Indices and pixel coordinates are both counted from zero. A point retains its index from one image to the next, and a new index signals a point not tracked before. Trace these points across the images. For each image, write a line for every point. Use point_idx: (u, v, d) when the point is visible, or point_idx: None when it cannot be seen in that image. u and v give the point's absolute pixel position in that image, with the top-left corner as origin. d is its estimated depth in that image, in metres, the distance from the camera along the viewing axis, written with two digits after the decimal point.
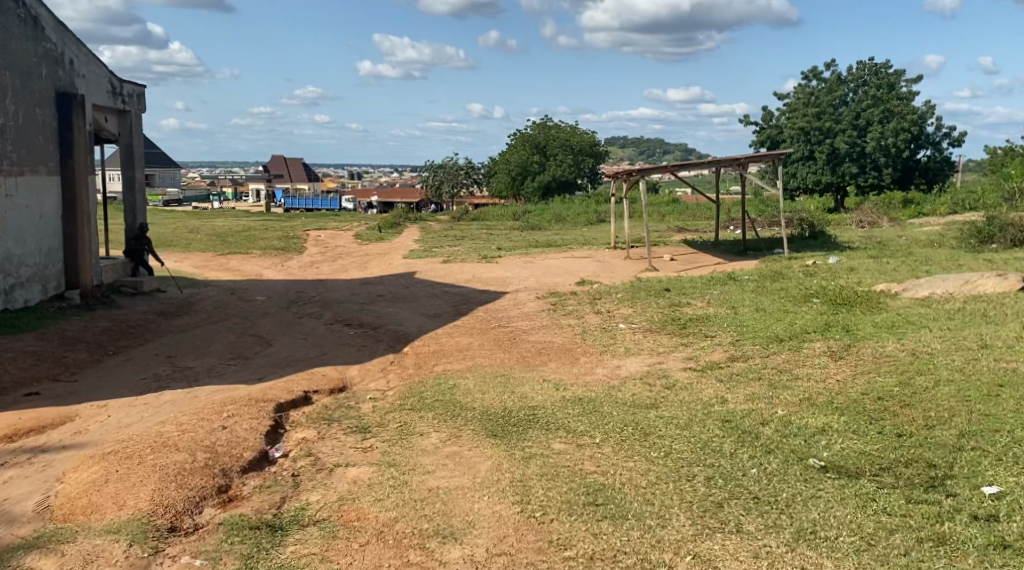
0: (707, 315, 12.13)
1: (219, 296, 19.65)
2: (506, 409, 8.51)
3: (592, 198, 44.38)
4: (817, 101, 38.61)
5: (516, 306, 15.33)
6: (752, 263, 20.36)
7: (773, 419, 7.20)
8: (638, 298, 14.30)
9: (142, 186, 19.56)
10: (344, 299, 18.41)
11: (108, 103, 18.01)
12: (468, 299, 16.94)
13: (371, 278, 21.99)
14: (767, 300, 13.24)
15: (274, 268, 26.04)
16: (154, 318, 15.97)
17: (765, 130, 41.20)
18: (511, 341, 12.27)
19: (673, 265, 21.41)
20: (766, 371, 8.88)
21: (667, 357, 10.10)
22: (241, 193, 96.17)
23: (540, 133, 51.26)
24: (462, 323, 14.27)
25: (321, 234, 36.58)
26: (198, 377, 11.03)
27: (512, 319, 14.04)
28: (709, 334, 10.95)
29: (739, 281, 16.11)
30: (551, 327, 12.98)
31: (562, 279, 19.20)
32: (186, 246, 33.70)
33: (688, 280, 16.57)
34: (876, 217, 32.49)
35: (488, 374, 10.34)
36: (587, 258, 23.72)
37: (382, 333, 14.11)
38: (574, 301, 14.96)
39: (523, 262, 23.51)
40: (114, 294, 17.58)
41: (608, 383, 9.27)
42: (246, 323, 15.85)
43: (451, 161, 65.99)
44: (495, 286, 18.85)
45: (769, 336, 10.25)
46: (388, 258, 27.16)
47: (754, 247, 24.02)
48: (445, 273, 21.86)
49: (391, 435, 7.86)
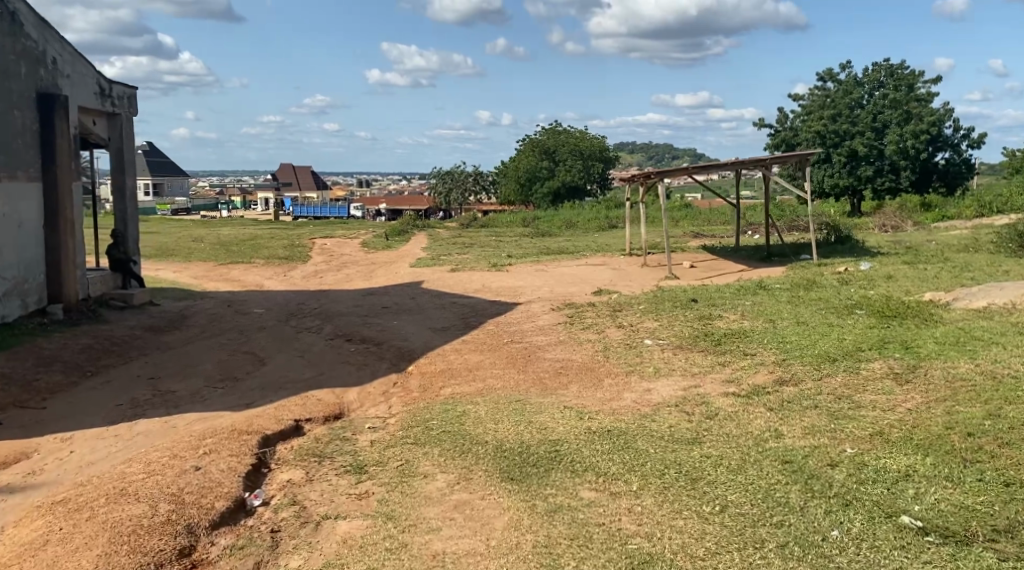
0: (743, 330, 11.01)
1: (216, 309, 18.57)
2: (524, 443, 7.37)
3: (603, 204, 43.23)
4: (833, 103, 37.52)
5: (530, 320, 14.19)
6: (780, 270, 19.17)
7: (842, 460, 6.07)
8: (663, 309, 13.15)
9: (134, 193, 18.55)
10: (347, 312, 17.31)
11: (96, 105, 16.96)
12: (478, 311, 15.81)
13: (376, 289, 20.91)
14: (807, 313, 12.07)
15: (276, 279, 24.97)
16: (143, 334, 14.90)
17: (781, 133, 40.10)
18: (526, 359, 11.15)
19: (695, 273, 20.25)
20: (822, 400, 7.72)
21: (704, 381, 8.95)
22: (249, 202, 95.42)
23: (550, 139, 50.12)
24: (473, 338, 13.14)
25: (327, 242, 35.59)
26: (181, 402, 9.93)
27: (527, 334, 12.92)
28: (748, 353, 9.80)
29: (769, 290, 14.97)
30: (569, 342, 11.86)
31: (578, 289, 18.06)
32: (188, 255, 32.73)
33: (714, 289, 15.43)
34: (899, 221, 31.30)
35: (503, 399, 9.21)
36: (603, 266, 22.57)
37: (386, 349, 13.00)
38: (593, 313, 13.82)
39: (535, 271, 22.38)
40: (102, 308, 16.51)
41: (640, 412, 8.13)
42: (241, 338, 14.75)
43: (460, 168, 64.95)
44: (506, 297, 17.74)
45: (819, 355, 9.17)
46: (395, 267, 26.07)
47: (778, 253, 22.85)
48: (454, 283, 20.77)
49: (391, 477, 6.75)
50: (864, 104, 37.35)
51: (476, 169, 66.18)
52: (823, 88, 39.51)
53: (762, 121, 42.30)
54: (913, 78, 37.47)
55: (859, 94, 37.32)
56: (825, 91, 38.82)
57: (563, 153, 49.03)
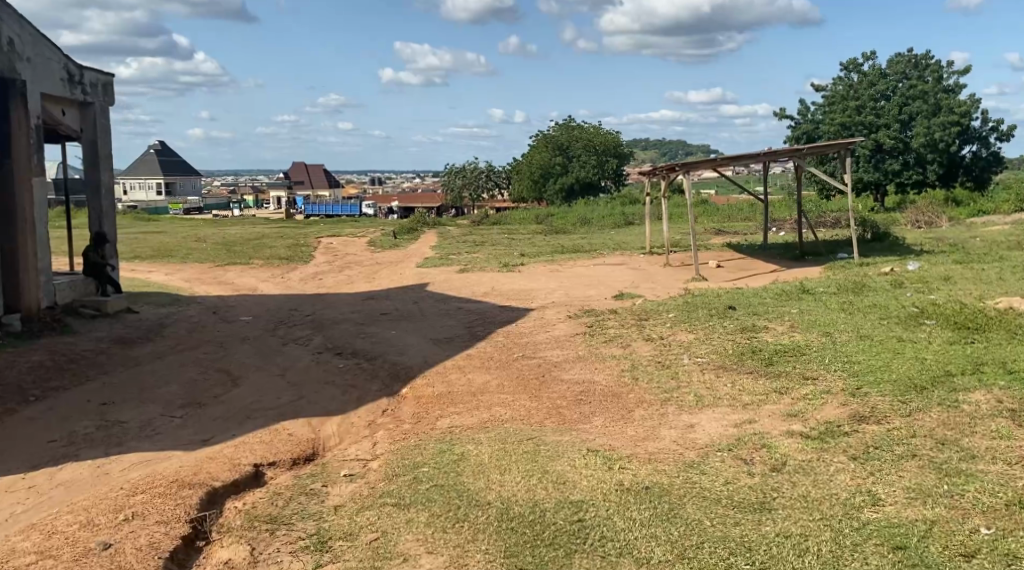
0: (797, 346, 9.32)
1: (200, 316, 16.92)
2: (537, 507, 5.74)
3: (617, 199, 41.51)
4: (856, 95, 35.67)
5: (545, 330, 12.49)
6: (816, 271, 17.38)
7: (978, 545, 4.68)
8: (697, 318, 11.40)
9: (110, 190, 16.94)
10: (341, 319, 15.63)
11: (64, 93, 15.34)
12: (486, 319, 14.08)
13: (376, 292, 19.26)
14: (866, 322, 10.37)
15: (272, 281, 23.33)
16: (111, 347, 13.28)
17: (801, 125, 38.26)
18: (539, 381, 9.42)
19: (723, 274, 18.49)
20: (921, 446, 6.01)
21: (759, 418, 7.23)
22: (260, 201, 94.06)
23: (563, 133, 48.24)
24: (478, 352, 11.44)
25: (332, 241, 34.00)
26: (126, 437, 8.29)
27: (542, 347, 11.21)
28: (808, 378, 8.06)
29: (812, 294, 13.24)
30: (589, 359, 10.18)
31: (597, 292, 16.32)
32: (186, 255, 31.22)
33: (750, 294, 13.66)
34: (934, 217, 29.22)
35: (513, 436, 7.51)
36: (622, 266, 20.81)
37: (380, 366, 11.31)
38: (616, 323, 12.09)
39: (549, 271, 20.70)
40: (69, 317, 14.91)
41: (683, 461, 6.44)
42: (219, 352, 13.11)
43: (472, 164, 63.32)
44: (518, 301, 16.08)
45: (903, 383, 7.42)
46: (400, 267, 24.38)
47: (812, 252, 21.01)
48: (461, 285, 19.11)
49: (364, 561, 5.19)
50: (891, 95, 35.49)
51: (488, 165, 64.58)
52: (846, 79, 37.60)
53: (782, 113, 40.37)
54: (939, 68, 35.59)
55: (885, 85, 35.44)
56: (848, 82, 36.86)
57: (577, 149, 47.17)
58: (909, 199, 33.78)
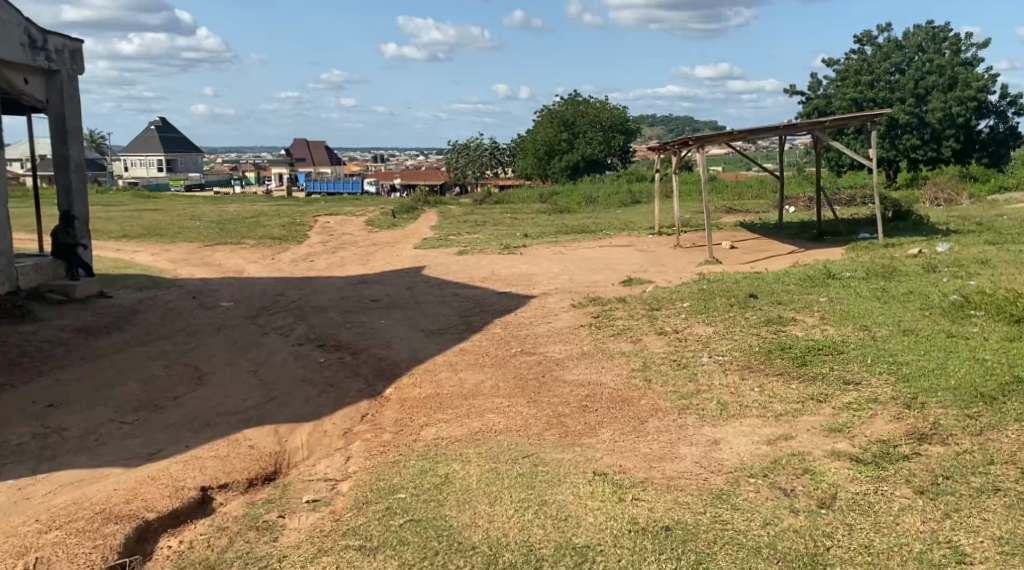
0: (835, 341, 8.18)
1: (177, 301, 15.89)
2: (534, 558, 4.78)
3: (624, 177, 40.32)
4: (870, 68, 34.44)
5: (546, 320, 11.40)
6: (838, 252, 16.22)
7: None
8: (715, 308, 10.29)
9: (81, 166, 15.95)
10: (328, 306, 14.54)
11: (20, 60, 14.39)
12: (483, 307, 12.98)
13: (369, 275, 18.20)
14: (906, 313, 9.21)
15: (262, 263, 22.24)
16: (71, 337, 12.29)
17: (813, 101, 36.95)
18: (539, 383, 8.32)
19: (737, 256, 17.34)
20: (1005, 477, 4.98)
21: (795, 433, 6.09)
22: (263, 178, 92.93)
23: (568, 109, 46.90)
24: (473, 346, 10.33)
25: (330, 220, 32.90)
26: (62, 451, 7.26)
27: (542, 341, 10.11)
28: (850, 383, 6.93)
29: (839, 280, 12.07)
30: (594, 355, 9.10)
31: (604, 277, 15.20)
32: (177, 234, 30.18)
33: (772, 279, 12.52)
34: (954, 195, 27.97)
35: (508, 453, 6.40)
36: (629, 248, 19.68)
37: (363, 362, 10.20)
38: (625, 313, 10.98)
39: (552, 253, 19.61)
40: (33, 305, 13.96)
41: (708, 489, 5.34)
42: (190, 343, 12.05)
43: (477, 140, 62.02)
44: (518, 286, 14.98)
45: (964, 390, 6.29)
46: (397, 248, 23.27)
47: (831, 231, 19.82)
48: (460, 268, 18.02)
49: None
50: (905, 68, 34.15)
51: (494, 142, 63.26)
52: (859, 52, 36.20)
53: (793, 89, 38.95)
54: (958, 40, 34.11)
55: (899, 58, 34.14)
56: (861, 55, 35.51)
57: (582, 125, 45.87)
58: (921, 175, 32.20)
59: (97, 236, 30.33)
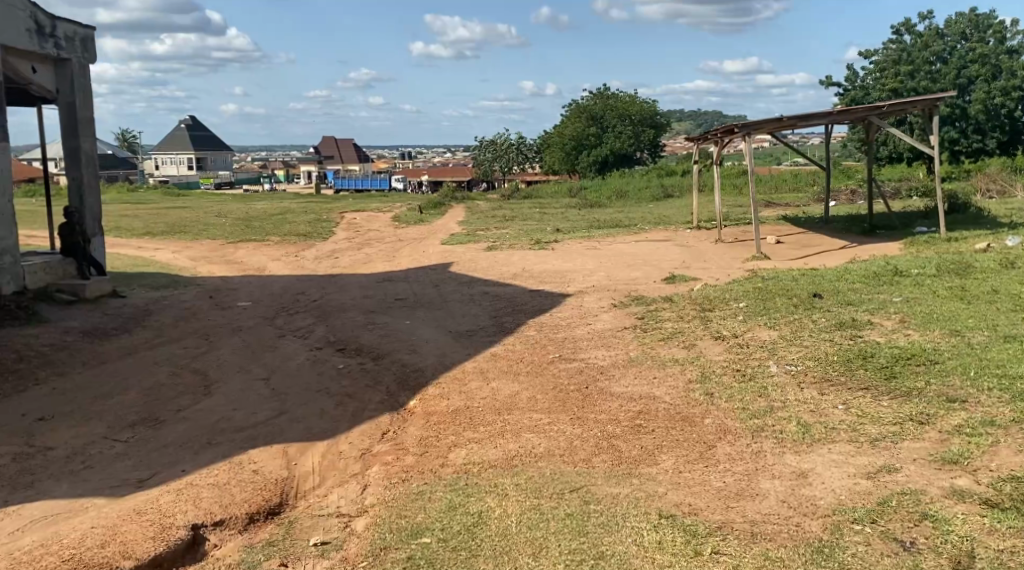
0: (922, 347, 7.11)
1: (193, 301, 15.04)
2: None
3: (655, 170, 39.21)
4: (909, 58, 33.01)
5: (585, 322, 10.39)
6: (894, 247, 15.07)
7: None
8: (775, 310, 9.24)
9: (93, 159, 15.21)
10: (350, 306, 13.61)
11: (28, 46, 13.66)
12: (515, 307, 11.99)
13: (394, 272, 17.30)
14: (997, 316, 8.10)
15: (284, 260, 21.42)
16: (78, 340, 11.46)
17: (850, 92, 35.45)
18: (582, 396, 7.31)
19: (784, 252, 16.24)
20: None
21: (900, 464, 5.06)
22: (290, 176, 92.62)
23: (597, 102, 45.84)
24: (506, 352, 9.35)
25: (357, 216, 32.12)
26: (42, 475, 6.38)
27: (582, 346, 9.10)
28: (955, 401, 5.86)
29: (906, 277, 10.96)
30: (641, 363, 8.08)
31: (644, 274, 14.20)
32: (201, 232, 29.47)
33: (832, 276, 11.43)
34: (1006, 186, 26.58)
35: (552, 485, 5.41)
36: (667, 243, 18.62)
37: (386, 369, 9.25)
38: (673, 314, 9.94)
39: (586, 248, 18.59)
40: (41, 306, 13.19)
41: (805, 538, 4.47)
42: (201, 347, 11.18)
43: (504, 136, 61.16)
44: (553, 284, 14.01)
45: None
46: (423, 244, 22.40)
47: (883, 226, 18.59)
48: (490, 264, 17.07)
49: None
50: (946, 57, 32.62)
51: (521, 137, 62.24)
52: (898, 42, 34.68)
53: (829, 81, 37.63)
54: (1003, 28, 32.74)
55: (940, 47, 32.71)
56: (901, 44, 34.03)
57: (611, 118, 44.79)
58: (963, 168, 30.46)
59: (120, 233, 29.68)
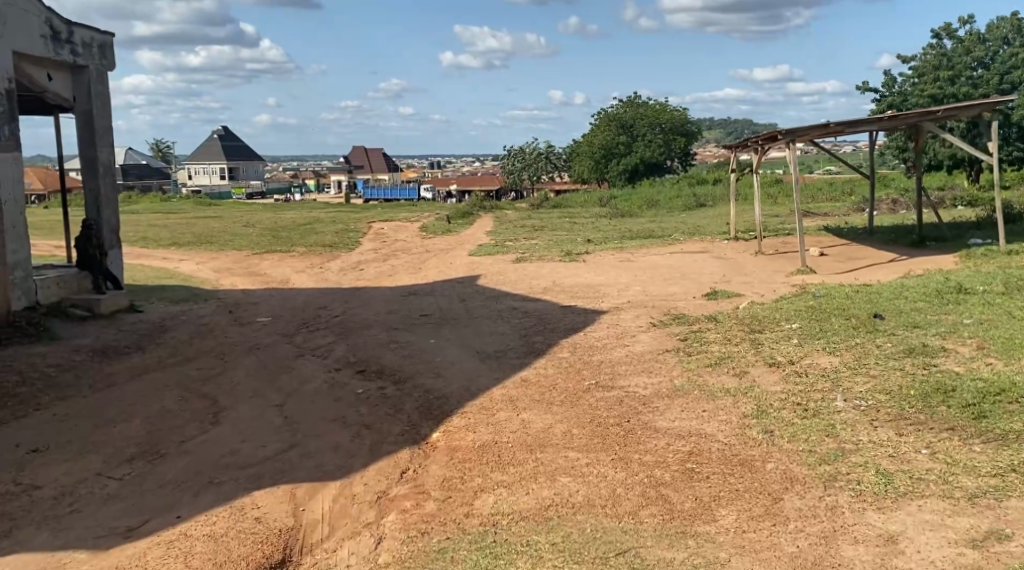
0: (1010, 379, 6.29)
1: (212, 316, 14.44)
2: None
3: (685, 179, 38.34)
4: (949, 63, 31.58)
5: (622, 343, 9.62)
6: (949, 260, 14.16)
7: None
8: (833, 333, 8.43)
9: (110, 169, 14.69)
10: (373, 322, 12.93)
11: (42, 53, 13.14)
12: (547, 325, 11.25)
13: (420, 286, 16.64)
14: None
15: (309, 272, 20.84)
16: (87, 359, 10.87)
17: (887, 98, 34.35)
18: (624, 432, 6.56)
19: (830, 264, 15.40)
20: None
21: (1013, 531, 4.45)
22: (320, 186, 92.65)
23: (627, 110, 45.05)
24: (537, 377, 8.61)
25: (384, 226, 31.57)
26: (23, 522, 5.75)
27: (621, 371, 8.34)
28: None
29: (970, 294, 10.08)
30: (687, 393, 7.30)
31: (683, 289, 13.42)
32: (227, 242, 29.03)
33: (888, 293, 10.57)
34: None
35: (594, 547, 4.80)
36: (704, 255, 17.80)
37: (408, 395, 8.53)
38: (719, 336, 9.15)
39: (619, 261, 17.82)
40: (53, 322, 12.63)
41: None
42: (215, 367, 10.54)
43: (533, 145, 60.56)
44: (587, 299, 13.25)
45: None
46: (450, 255, 21.75)
47: (933, 237, 17.64)
48: (519, 277, 16.36)
49: None
50: (988, 63, 31.41)
51: (550, 146, 61.55)
52: (938, 47, 33.47)
53: (865, 87, 36.56)
54: None
55: (982, 52, 31.44)
56: (941, 49, 32.80)
57: (641, 127, 44.01)
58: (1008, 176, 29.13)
59: (146, 243, 29.30)
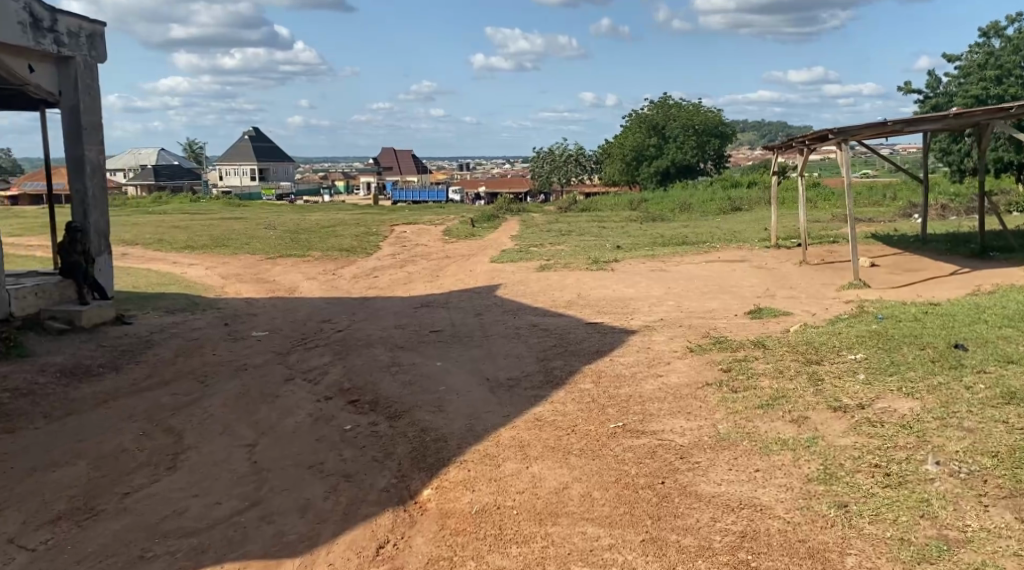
0: None
1: (206, 328, 13.29)
2: None
3: (718, 182, 36.81)
4: (997, 62, 29.59)
5: (655, 373, 8.28)
6: (1019, 275, 12.64)
7: None
8: (908, 367, 7.04)
9: (99, 169, 13.56)
10: (377, 339, 11.67)
11: (22, 42, 12.02)
12: (569, 346, 9.92)
13: (434, 296, 15.38)
14: None
15: (321, 279, 19.63)
16: (53, 381, 9.72)
17: (932, 99, 32.51)
18: (661, 500, 5.26)
19: (884, 277, 13.93)
20: None
21: None
22: (350, 188, 91.90)
23: (658, 112, 43.43)
24: (554, 415, 7.30)
25: (406, 230, 30.32)
26: None
27: (654, 411, 7.00)
28: None
29: None
30: (735, 447, 5.94)
31: (721, 305, 12.05)
32: (243, 246, 27.94)
33: (964, 315, 9.10)
34: None
35: None
36: (744, 264, 16.35)
37: (401, 435, 7.23)
38: (769, 367, 7.78)
39: (651, 270, 16.45)
40: (28, 336, 11.52)
41: None
42: (192, 392, 9.33)
43: (563, 147, 59.13)
44: (614, 315, 11.89)
45: None
46: (470, 262, 20.46)
47: (995, 247, 16.05)
48: (541, 288, 15.04)
49: None
50: None
51: (581, 148, 60.00)
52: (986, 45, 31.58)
53: (908, 87, 34.70)
54: None
55: None
56: (989, 48, 30.78)
57: (673, 129, 42.33)
58: None
59: (162, 246, 28.28)
